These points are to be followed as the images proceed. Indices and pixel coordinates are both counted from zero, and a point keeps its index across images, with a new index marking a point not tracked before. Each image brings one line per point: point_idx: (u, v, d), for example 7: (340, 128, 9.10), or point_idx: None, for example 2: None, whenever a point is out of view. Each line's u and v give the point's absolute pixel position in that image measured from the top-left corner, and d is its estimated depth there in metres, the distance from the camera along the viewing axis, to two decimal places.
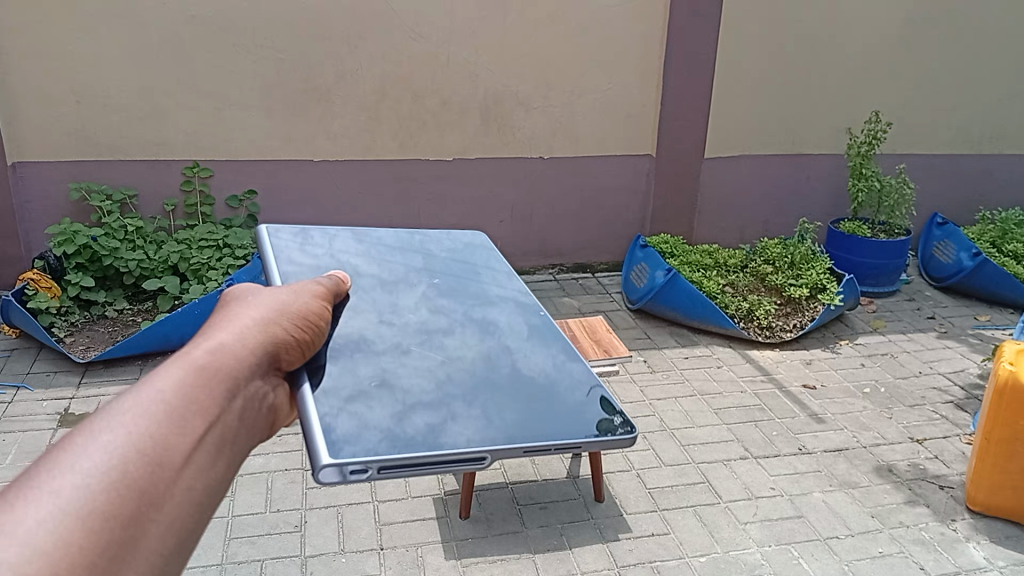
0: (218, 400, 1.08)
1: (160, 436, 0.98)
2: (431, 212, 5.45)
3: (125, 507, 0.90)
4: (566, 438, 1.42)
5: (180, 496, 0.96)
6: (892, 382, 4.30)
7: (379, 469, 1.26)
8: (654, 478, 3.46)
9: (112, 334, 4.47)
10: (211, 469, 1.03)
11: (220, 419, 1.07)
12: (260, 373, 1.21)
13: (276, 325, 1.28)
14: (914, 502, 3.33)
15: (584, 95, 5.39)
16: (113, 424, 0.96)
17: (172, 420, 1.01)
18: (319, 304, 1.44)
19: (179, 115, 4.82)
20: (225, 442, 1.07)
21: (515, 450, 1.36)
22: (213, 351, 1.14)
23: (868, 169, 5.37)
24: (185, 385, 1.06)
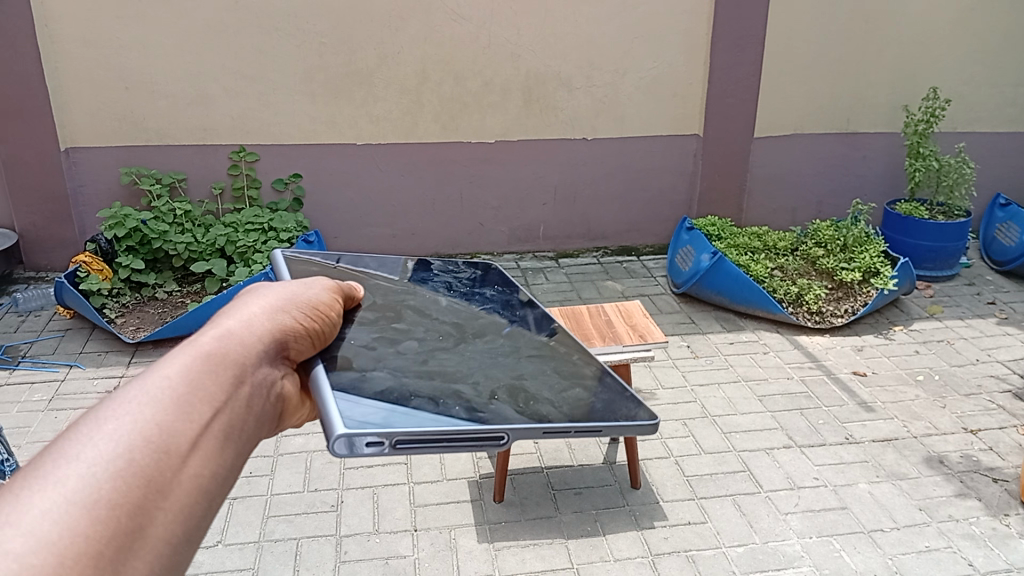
0: (227, 383, 1.04)
1: (167, 421, 0.93)
2: (473, 194, 5.42)
3: (132, 496, 0.86)
4: (586, 422, 1.36)
5: (187, 483, 0.92)
6: (947, 370, 4.14)
7: (394, 443, 1.18)
8: (693, 465, 3.39)
9: (162, 315, 4.57)
10: (220, 456, 0.98)
11: (229, 405, 1.03)
12: (268, 361, 1.17)
13: (284, 316, 1.26)
14: (964, 495, 3.20)
15: (629, 74, 5.29)
16: (120, 409, 0.91)
17: (182, 404, 0.96)
18: (328, 299, 1.42)
19: (224, 100, 4.89)
20: (234, 428, 1.02)
21: (537, 429, 1.31)
22: (221, 337, 1.10)
23: (926, 148, 5.18)
24: (194, 366, 1.01)
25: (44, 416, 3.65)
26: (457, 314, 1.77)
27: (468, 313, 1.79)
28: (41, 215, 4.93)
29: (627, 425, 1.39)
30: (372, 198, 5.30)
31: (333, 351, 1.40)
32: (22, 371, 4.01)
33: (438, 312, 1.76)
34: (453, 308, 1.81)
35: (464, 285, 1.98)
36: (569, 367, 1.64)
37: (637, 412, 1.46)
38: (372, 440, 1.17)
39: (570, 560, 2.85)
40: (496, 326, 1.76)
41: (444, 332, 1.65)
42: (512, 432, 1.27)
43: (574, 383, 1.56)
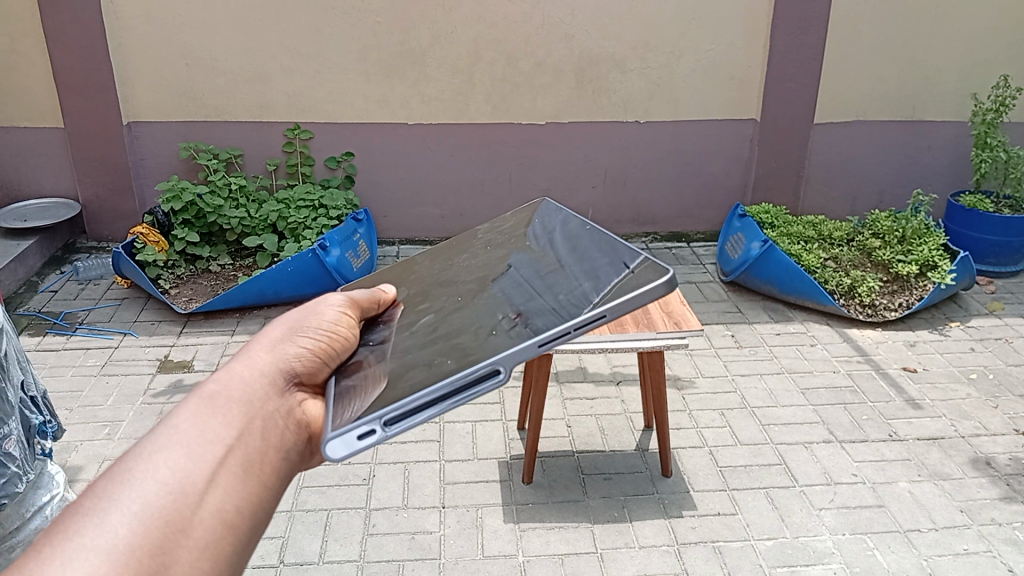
0: (232, 422, 1.06)
1: (181, 463, 0.95)
2: (523, 176, 5.42)
3: (153, 536, 0.87)
4: (584, 313, 1.17)
5: (210, 520, 0.93)
6: (1002, 369, 3.98)
7: (385, 424, 1.12)
8: (727, 455, 3.35)
9: (213, 287, 4.70)
10: (239, 490, 0.99)
11: (241, 441, 1.04)
12: (279, 395, 1.18)
13: (285, 349, 1.28)
14: (1009, 499, 3.08)
15: (685, 56, 5.19)
16: (131, 460, 0.93)
17: (189, 448, 0.98)
18: (340, 316, 1.42)
19: (280, 77, 4.98)
20: (252, 462, 1.04)
21: (533, 345, 1.16)
22: (223, 381, 1.12)
23: (994, 138, 4.94)
24: (198, 412, 1.04)
25: (97, 380, 3.80)
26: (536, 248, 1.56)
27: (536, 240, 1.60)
28: (104, 187, 5.12)
29: (631, 295, 1.19)
30: (422, 177, 5.34)
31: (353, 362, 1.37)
32: (79, 337, 4.18)
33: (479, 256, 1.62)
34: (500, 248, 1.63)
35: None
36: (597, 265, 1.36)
37: (650, 276, 1.25)
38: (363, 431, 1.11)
39: (594, 545, 2.85)
40: (582, 232, 1.57)
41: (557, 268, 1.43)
42: (500, 361, 1.15)
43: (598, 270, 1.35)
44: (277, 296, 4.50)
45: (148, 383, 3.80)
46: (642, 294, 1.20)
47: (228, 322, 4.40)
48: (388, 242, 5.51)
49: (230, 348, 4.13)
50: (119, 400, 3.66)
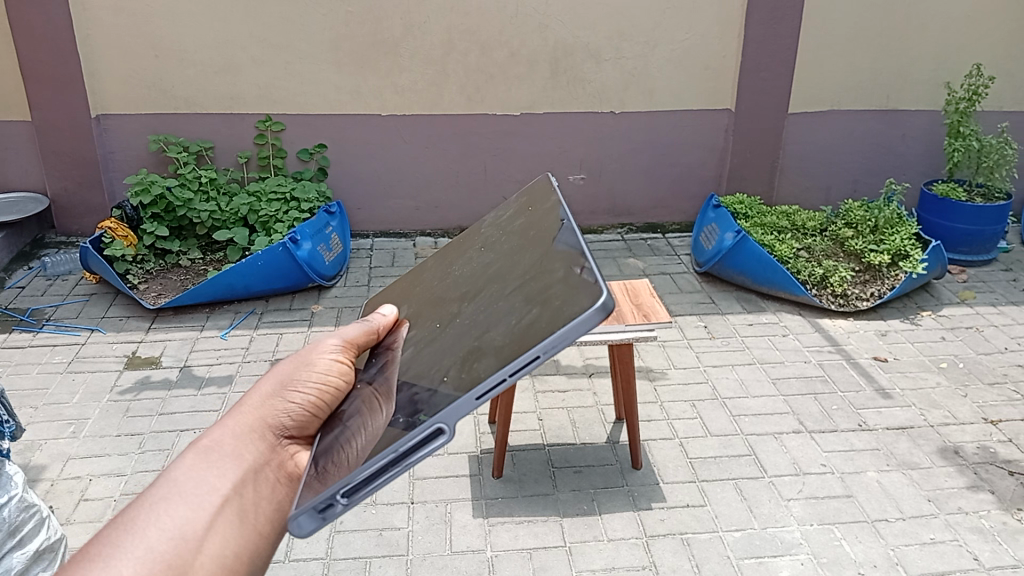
0: (223, 481, 1.24)
1: (178, 519, 1.14)
2: (497, 167, 5.39)
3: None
4: (518, 359, 0.99)
5: (206, 563, 1.12)
6: (972, 358, 3.99)
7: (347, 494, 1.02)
8: (697, 447, 3.34)
9: (183, 282, 4.67)
10: (229, 538, 1.17)
11: (234, 495, 1.22)
12: (271, 449, 1.31)
13: (275, 406, 1.36)
14: (977, 488, 3.10)
15: (660, 46, 5.16)
16: (140, 515, 1.13)
17: (185, 504, 1.17)
18: (336, 361, 1.35)
19: (251, 69, 4.92)
20: (245, 513, 1.21)
21: (469, 399, 1.01)
22: (221, 440, 1.30)
23: (967, 127, 4.95)
24: (195, 472, 1.23)
25: (62, 378, 3.76)
26: (517, 238, 1.38)
27: (521, 223, 1.45)
28: (73, 181, 5.05)
29: (560, 331, 0.98)
30: (396, 169, 5.30)
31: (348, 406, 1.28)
32: (46, 334, 4.13)
33: (467, 254, 1.53)
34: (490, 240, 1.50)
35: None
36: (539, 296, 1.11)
37: (581, 298, 1.03)
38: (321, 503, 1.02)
39: (563, 539, 2.84)
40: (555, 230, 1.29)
41: (535, 250, 1.27)
42: (439, 420, 1.02)
43: (543, 285, 1.13)
44: (247, 290, 4.46)
45: (115, 380, 3.76)
46: (573, 327, 0.99)
47: (197, 318, 4.36)
48: (362, 234, 5.47)
49: (199, 344, 4.10)
50: (85, 398, 3.62)
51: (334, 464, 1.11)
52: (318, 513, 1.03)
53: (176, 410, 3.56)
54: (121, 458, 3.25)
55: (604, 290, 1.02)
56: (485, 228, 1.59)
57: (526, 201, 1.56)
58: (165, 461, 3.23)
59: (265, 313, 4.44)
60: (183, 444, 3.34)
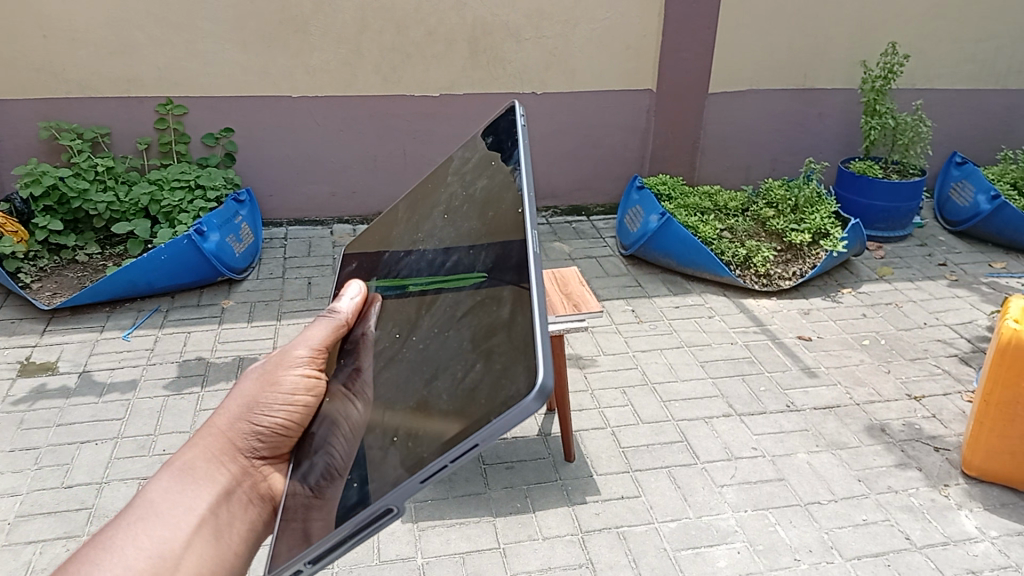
0: (196, 503, 1.24)
1: (154, 540, 1.15)
2: (417, 150, 5.20)
3: None
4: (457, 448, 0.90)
5: None
6: (893, 334, 4.03)
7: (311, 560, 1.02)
8: (630, 435, 3.27)
9: (81, 280, 4.36)
10: (205, 558, 1.18)
11: (209, 514, 1.23)
12: (244, 466, 1.30)
13: (245, 423, 1.33)
14: (905, 465, 3.12)
15: (581, 25, 5.04)
16: (115, 537, 1.14)
17: (159, 525, 1.17)
18: (301, 377, 1.31)
19: (150, 49, 4.59)
20: (219, 532, 1.22)
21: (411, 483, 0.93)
22: (193, 459, 1.29)
23: (883, 105, 5.01)
24: (168, 493, 1.23)
25: None
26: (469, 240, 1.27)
27: (477, 221, 1.28)
28: None
29: (494, 423, 0.88)
30: (310, 154, 5.06)
31: (321, 420, 1.27)
32: None
33: (415, 249, 1.40)
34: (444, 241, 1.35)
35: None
36: (482, 349, 1.01)
37: (518, 376, 0.91)
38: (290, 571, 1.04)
39: (496, 540, 2.73)
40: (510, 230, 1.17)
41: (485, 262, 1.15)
42: (385, 504, 0.95)
43: (490, 333, 1.03)
44: (150, 286, 4.20)
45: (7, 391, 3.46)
46: (506, 418, 0.88)
47: (97, 318, 4.08)
48: (275, 223, 5.23)
49: (100, 346, 3.84)
50: None
51: (323, 479, 1.14)
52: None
53: (75, 420, 3.31)
54: (15, 475, 2.99)
55: (544, 367, 0.91)
56: (419, 223, 1.45)
57: (482, 182, 1.39)
58: (64, 477, 2.99)
59: (171, 311, 4.18)
60: (83, 457, 3.10)
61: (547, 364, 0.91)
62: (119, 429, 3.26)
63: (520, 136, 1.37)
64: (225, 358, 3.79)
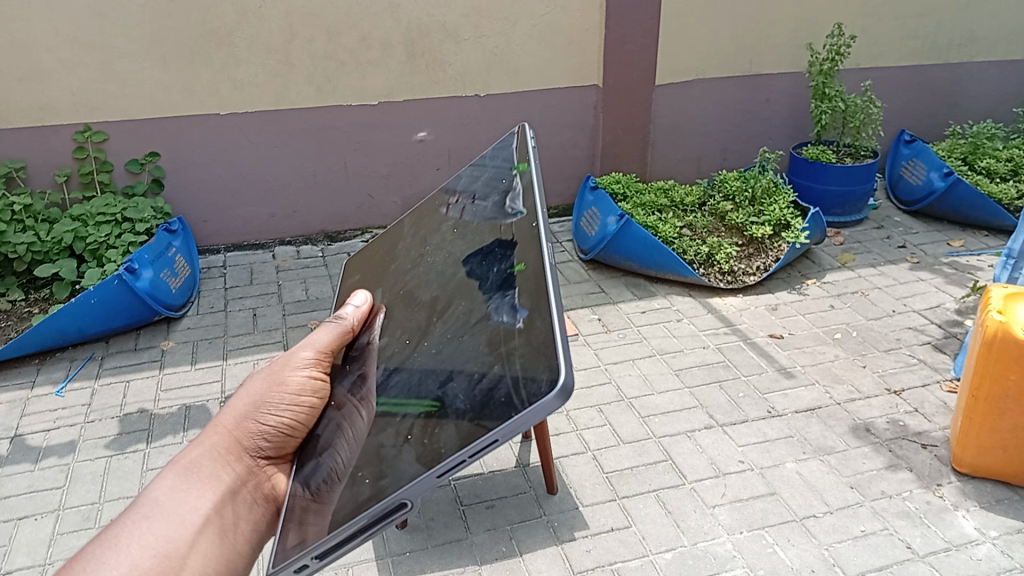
0: (202, 501, 1.32)
1: (161, 537, 1.23)
2: (358, 163, 4.95)
3: None
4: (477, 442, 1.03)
5: None
6: (864, 325, 3.96)
7: (317, 557, 1.13)
8: (612, 459, 3.11)
9: (5, 330, 4.00)
10: (209, 556, 1.25)
11: (214, 512, 1.31)
12: (248, 467, 1.38)
13: (249, 426, 1.41)
14: (895, 467, 3.03)
15: (521, 21, 4.84)
16: (123, 534, 1.21)
17: (166, 524, 1.25)
18: (306, 381, 1.39)
19: (61, 74, 4.25)
20: (222, 530, 1.30)
21: (427, 479, 1.05)
22: (197, 458, 1.37)
23: (832, 89, 4.94)
24: (173, 492, 1.31)
25: None
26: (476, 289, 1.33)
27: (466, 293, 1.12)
28: None
29: (514, 419, 1.00)
30: (245, 174, 4.77)
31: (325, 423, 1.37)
32: None
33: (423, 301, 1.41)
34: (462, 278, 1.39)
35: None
36: (499, 360, 1.12)
37: (538, 378, 1.03)
38: (296, 567, 1.14)
39: None
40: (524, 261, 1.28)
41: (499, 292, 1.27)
42: (401, 496, 1.07)
43: (509, 340, 1.15)
44: (82, 333, 3.89)
45: None
46: (529, 413, 0.99)
47: (26, 373, 3.78)
48: (212, 250, 4.91)
49: (31, 406, 3.53)
50: None
51: (325, 482, 1.25)
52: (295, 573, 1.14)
53: (11, 494, 3.02)
54: None
55: (564, 367, 1.02)
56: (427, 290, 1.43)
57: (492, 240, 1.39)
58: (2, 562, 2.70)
59: (107, 358, 3.88)
60: (23, 536, 2.82)
61: (566, 366, 1.02)
62: (60, 500, 2.98)
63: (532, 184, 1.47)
64: (170, 408, 3.51)
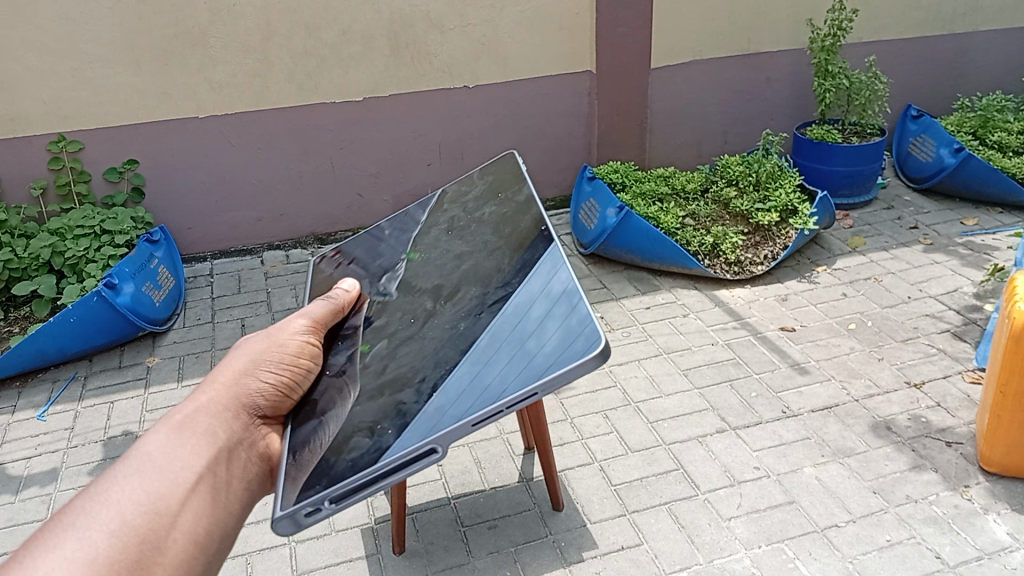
0: (198, 454, 1.24)
1: (155, 490, 1.13)
2: (346, 162, 4.77)
3: (130, 551, 1.04)
4: (516, 395, 1.25)
5: (180, 539, 1.10)
6: (880, 313, 3.78)
7: (330, 502, 1.26)
8: (620, 470, 2.95)
9: None
10: (204, 513, 1.16)
11: (209, 469, 1.23)
12: (243, 424, 1.38)
13: (246, 385, 1.43)
14: (919, 468, 2.87)
15: (508, 7, 4.63)
16: (114, 483, 1.11)
17: (160, 476, 1.16)
18: (300, 350, 1.52)
19: (30, 83, 4.07)
20: (218, 487, 1.22)
21: (464, 425, 1.26)
22: (192, 411, 1.32)
23: (835, 65, 4.74)
24: (171, 441, 1.23)
25: None
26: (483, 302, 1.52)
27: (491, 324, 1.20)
28: None
29: (556, 373, 1.23)
30: (229, 178, 4.59)
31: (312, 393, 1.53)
32: None
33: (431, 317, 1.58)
34: (482, 287, 1.59)
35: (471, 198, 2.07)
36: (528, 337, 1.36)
37: (578, 344, 1.26)
38: (305, 510, 1.26)
39: None
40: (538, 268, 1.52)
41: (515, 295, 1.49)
42: (435, 442, 1.26)
43: (531, 317, 1.40)
44: (63, 353, 3.72)
45: None
46: (572, 369, 1.23)
47: (6, 397, 3.61)
48: (199, 258, 4.74)
49: (11, 433, 3.38)
50: None
51: (310, 450, 1.37)
52: (307, 515, 1.26)
53: None
54: None
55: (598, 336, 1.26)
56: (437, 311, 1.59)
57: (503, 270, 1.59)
58: None
59: (90, 378, 3.72)
60: None
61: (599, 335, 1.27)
62: None
63: (535, 197, 1.77)
64: None
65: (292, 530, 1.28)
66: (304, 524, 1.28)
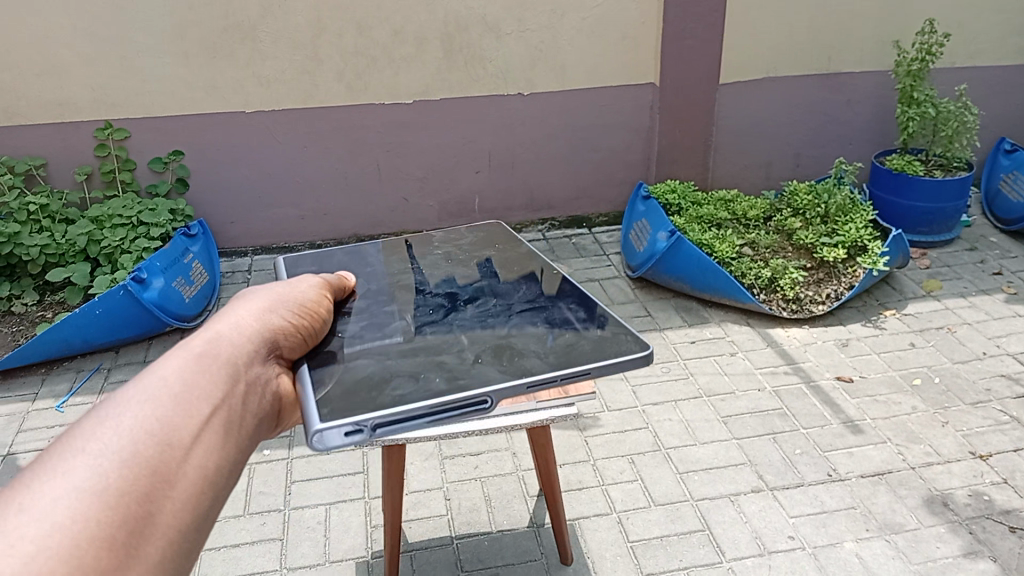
0: (221, 376, 1.06)
1: (168, 414, 0.93)
2: (394, 164, 4.63)
3: (139, 485, 0.85)
4: (570, 367, 1.34)
5: (193, 473, 0.91)
6: (949, 369, 3.43)
7: (374, 427, 1.23)
8: (639, 525, 2.71)
9: (14, 337, 3.83)
10: (221, 446, 0.98)
11: (229, 397, 1.05)
12: (263, 357, 1.22)
13: (270, 318, 1.30)
14: (975, 554, 2.55)
15: (569, 14, 4.42)
16: (123, 403, 0.91)
17: (176, 398, 0.96)
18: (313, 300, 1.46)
19: (80, 70, 4.04)
20: (236, 417, 1.04)
21: (519, 384, 1.31)
22: (214, 333, 1.15)
23: (921, 91, 4.38)
24: (190, 363, 1.04)
25: None
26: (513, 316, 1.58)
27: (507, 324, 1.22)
28: None
29: (611, 359, 1.36)
30: (274, 174, 4.50)
31: (328, 343, 1.48)
32: None
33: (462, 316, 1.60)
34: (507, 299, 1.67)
35: (468, 249, 1.96)
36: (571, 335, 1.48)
37: (626, 344, 1.41)
38: (348, 429, 1.22)
39: None
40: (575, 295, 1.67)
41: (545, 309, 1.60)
42: (490, 393, 1.29)
43: (572, 324, 1.53)
44: (89, 344, 3.67)
45: None
46: (624, 361, 1.37)
47: (30, 384, 3.58)
48: (240, 252, 4.67)
49: (27, 423, 3.33)
50: None
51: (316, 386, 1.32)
52: (346, 435, 1.22)
53: None
54: None
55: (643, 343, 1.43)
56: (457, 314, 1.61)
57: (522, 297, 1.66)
58: None
59: (113, 370, 3.66)
60: None
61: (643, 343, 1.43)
62: None
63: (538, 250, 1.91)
64: None
65: (326, 445, 1.23)
66: (340, 444, 1.23)
